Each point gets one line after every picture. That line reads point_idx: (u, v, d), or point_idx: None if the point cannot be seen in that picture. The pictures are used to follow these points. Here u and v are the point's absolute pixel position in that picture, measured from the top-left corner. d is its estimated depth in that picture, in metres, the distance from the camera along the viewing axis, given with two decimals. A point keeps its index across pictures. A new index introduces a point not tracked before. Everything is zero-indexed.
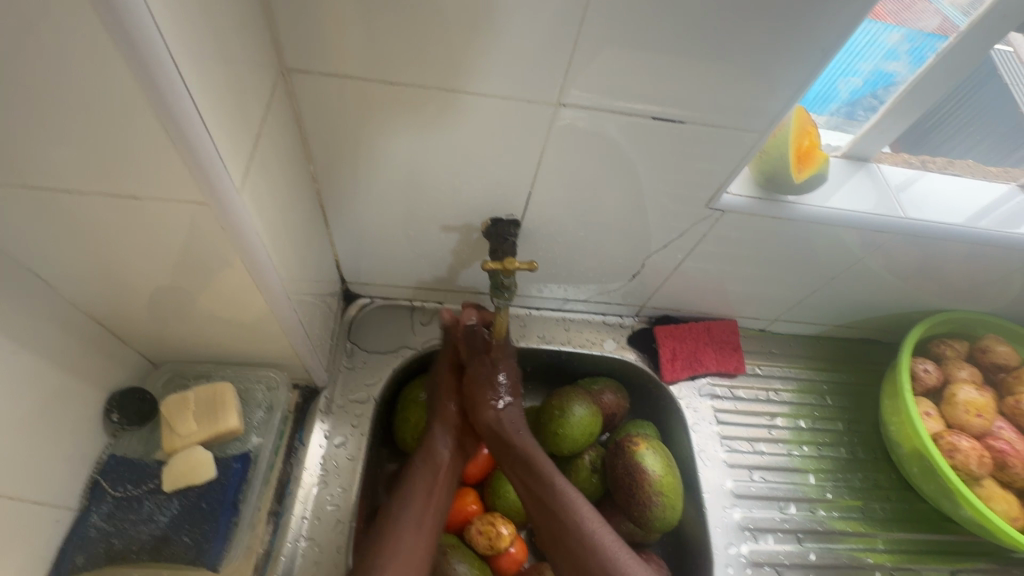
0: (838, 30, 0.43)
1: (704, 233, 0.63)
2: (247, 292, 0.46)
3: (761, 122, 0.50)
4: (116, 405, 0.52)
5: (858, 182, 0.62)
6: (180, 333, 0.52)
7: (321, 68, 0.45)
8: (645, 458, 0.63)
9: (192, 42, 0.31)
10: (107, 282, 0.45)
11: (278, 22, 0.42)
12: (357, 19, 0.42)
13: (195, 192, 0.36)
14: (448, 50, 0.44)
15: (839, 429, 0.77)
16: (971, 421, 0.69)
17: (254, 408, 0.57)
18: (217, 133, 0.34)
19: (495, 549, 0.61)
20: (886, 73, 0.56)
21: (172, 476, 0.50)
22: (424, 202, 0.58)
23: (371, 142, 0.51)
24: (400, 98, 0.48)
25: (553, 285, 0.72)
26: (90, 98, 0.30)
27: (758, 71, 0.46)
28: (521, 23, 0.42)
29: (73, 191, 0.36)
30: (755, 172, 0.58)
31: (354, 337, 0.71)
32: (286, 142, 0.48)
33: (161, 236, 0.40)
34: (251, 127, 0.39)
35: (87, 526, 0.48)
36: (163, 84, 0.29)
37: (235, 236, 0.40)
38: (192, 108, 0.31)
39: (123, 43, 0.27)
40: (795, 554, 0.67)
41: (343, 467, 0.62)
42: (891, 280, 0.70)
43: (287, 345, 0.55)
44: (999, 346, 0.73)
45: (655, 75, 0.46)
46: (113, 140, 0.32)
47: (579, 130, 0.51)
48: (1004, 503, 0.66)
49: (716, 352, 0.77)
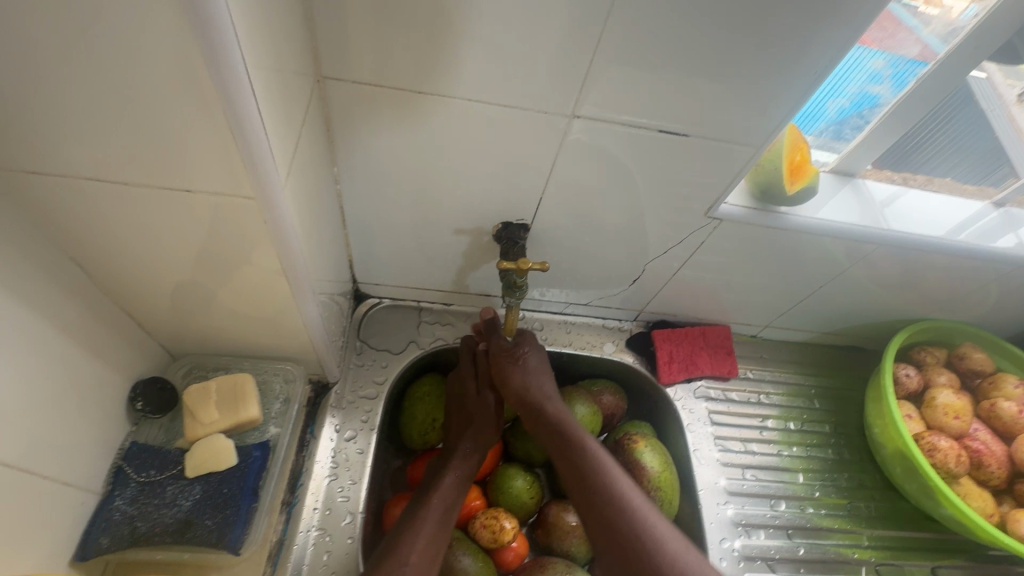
0: (829, 56, 0.47)
1: (701, 241, 0.66)
2: (273, 287, 0.49)
3: (759, 137, 0.54)
4: (141, 393, 0.54)
5: (843, 197, 0.66)
6: (203, 325, 0.54)
7: (353, 76, 0.48)
8: (644, 454, 0.66)
9: (256, 50, 0.34)
10: (140, 273, 0.47)
11: (316, 33, 0.45)
12: (390, 31, 0.45)
13: (246, 187, 0.38)
14: (471, 61, 0.47)
15: (826, 431, 0.80)
16: (949, 423, 0.72)
17: (272, 400, 0.59)
18: (272, 133, 0.37)
19: (498, 542, 0.62)
20: (871, 95, 0.60)
21: (194, 462, 0.52)
22: (438, 206, 0.61)
23: (392, 146, 0.54)
24: (424, 106, 0.51)
25: (557, 289, 0.75)
26: (163, 96, 0.33)
27: (757, 91, 0.50)
28: (541, 38, 0.46)
29: (125, 183, 0.38)
30: (751, 185, 0.62)
31: (363, 335, 0.73)
32: (316, 144, 0.50)
33: (201, 228, 0.42)
34: (293, 129, 0.42)
35: (111, 510, 0.49)
36: (232, 86, 0.32)
37: (274, 231, 0.42)
38: (255, 109, 0.34)
39: (204, 49, 0.30)
40: (785, 549, 0.70)
41: (353, 460, 0.64)
42: (875, 289, 0.74)
43: (306, 339, 0.57)
44: (975, 353, 0.78)
45: (664, 89, 0.50)
46: (175, 137, 0.35)
47: (590, 140, 0.54)
48: (979, 500, 0.69)
49: (711, 356, 0.80)
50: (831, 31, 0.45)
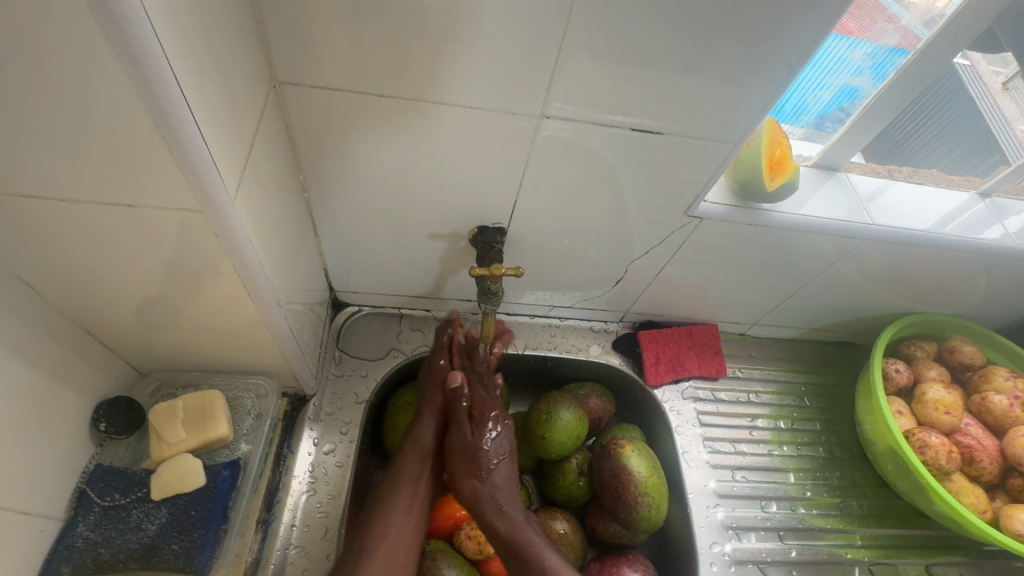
0: (802, 47, 0.46)
1: (684, 239, 0.65)
2: (237, 300, 0.47)
3: (735, 133, 0.53)
4: (103, 414, 0.52)
5: (829, 191, 0.65)
6: (167, 341, 0.52)
7: (311, 81, 0.47)
8: (630, 459, 0.64)
9: (188, 55, 0.32)
10: (94, 292, 0.45)
11: (270, 37, 0.44)
12: (345, 33, 0.43)
13: (191, 200, 0.37)
14: (432, 61, 0.46)
15: (817, 429, 0.79)
16: (940, 418, 0.71)
17: (243, 416, 0.58)
18: (212, 141, 0.36)
19: (484, 553, 0.61)
20: (851, 88, 0.59)
21: (160, 484, 0.51)
22: (411, 211, 0.59)
23: (356, 152, 0.53)
24: (387, 110, 0.49)
25: (539, 292, 0.74)
26: (91, 107, 0.31)
27: (729, 84, 0.48)
28: (503, 36, 0.44)
29: (65, 202, 0.37)
30: (730, 181, 0.61)
31: (342, 344, 0.72)
32: (276, 152, 0.49)
33: (154, 244, 0.41)
34: (244, 137, 0.40)
35: (74, 536, 0.48)
36: (161, 94, 0.31)
37: (228, 243, 0.41)
38: (189, 117, 0.33)
39: (127, 58, 0.29)
40: (777, 551, 0.69)
41: (332, 474, 0.62)
42: (863, 283, 0.72)
43: (276, 353, 0.55)
44: (965, 347, 0.76)
45: (633, 85, 0.48)
46: (111, 150, 0.33)
47: (561, 141, 0.53)
48: (972, 496, 0.68)
49: (698, 356, 0.79)
50: (802, 24, 0.44)
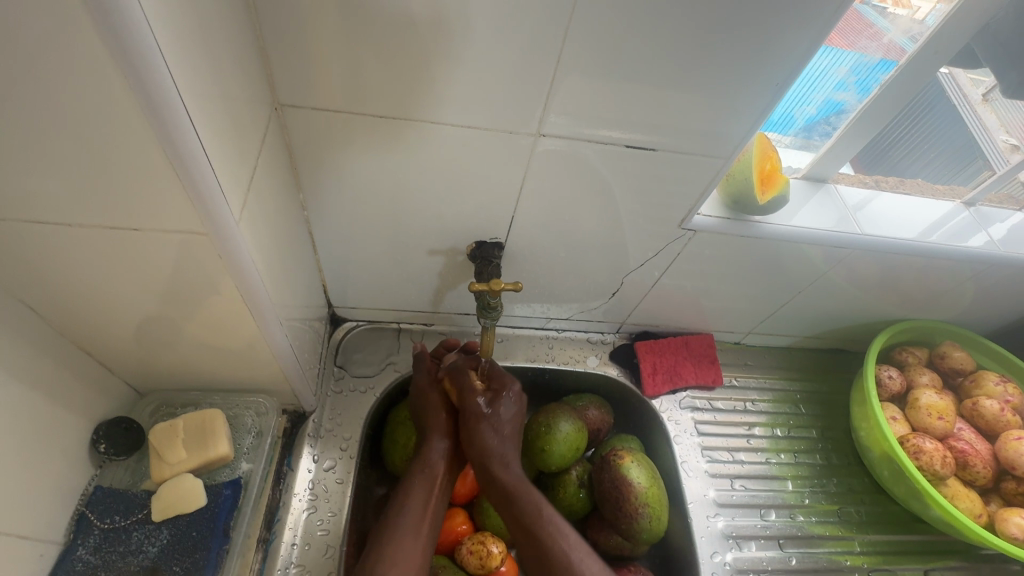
0: (788, 65, 0.47)
1: (679, 251, 0.66)
2: (237, 318, 0.47)
3: (726, 147, 0.54)
4: (104, 435, 0.52)
5: (818, 202, 0.67)
6: (168, 361, 0.53)
7: (312, 103, 0.47)
8: (631, 470, 0.65)
9: (194, 81, 0.33)
10: (97, 314, 0.45)
11: (271, 60, 0.44)
12: (344, 54, 0.44)
13: (197, 223, 0.38)
14: (429, 81, 0.47)
15: (812, 437, 0.80)
16: (934, 423, 0.72)
17: (243, 434, 0.58)
18: (217, 165, 0.36)
19: (485, 568, 0.61)
20: (836, 102, 0.61)
21: (162, 504, 0.51)
22: (409, 227, 0.60)
23: (355, 171, 0.53)
24: (386, 130, 0.50)
25: (537, 305, 0.74)
26: (101, 134, 0.32)
27: (719, 102, 0.50)
28: (500, 55, 0.45)
29: (71, 225, 0.37)
30: (723, 195, 0.62)
31: (341, 360, 0.72)
32: (277, 172, 0.49)
33: (158, 266, 0.41)
34: (247, 158, 0.41)
35: (74, 560, 0.48)
36: (169, 120, 0.31)
37: (232, 263, 0.41)
38: (195, 142, 0.33)
39: (135, 86, 0.29)
40: (777, 560, 0.69)
41: (333, 491, 0.62)
42: (854, 292, 0.74)
43: (277, 369, 0.55)
44: (955, 352, 0.78)
45: (626, 102, 0.49)
46: (119, 176, 0.34)
47: (557, 157, 0.54)
48: (968, 501, 0.69)
49: (694, 365, 0.80)
50: (788, 40, 0.45)
